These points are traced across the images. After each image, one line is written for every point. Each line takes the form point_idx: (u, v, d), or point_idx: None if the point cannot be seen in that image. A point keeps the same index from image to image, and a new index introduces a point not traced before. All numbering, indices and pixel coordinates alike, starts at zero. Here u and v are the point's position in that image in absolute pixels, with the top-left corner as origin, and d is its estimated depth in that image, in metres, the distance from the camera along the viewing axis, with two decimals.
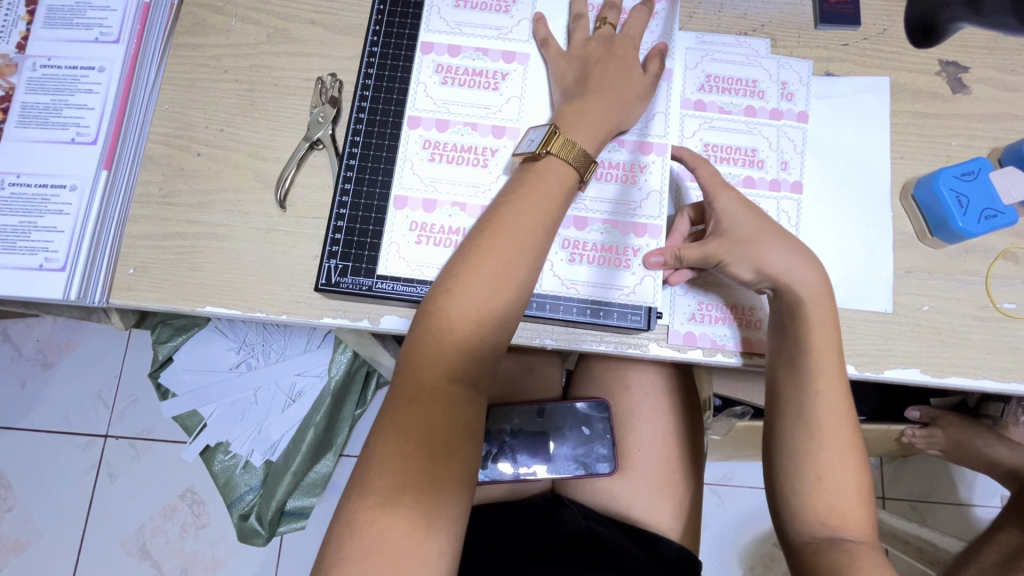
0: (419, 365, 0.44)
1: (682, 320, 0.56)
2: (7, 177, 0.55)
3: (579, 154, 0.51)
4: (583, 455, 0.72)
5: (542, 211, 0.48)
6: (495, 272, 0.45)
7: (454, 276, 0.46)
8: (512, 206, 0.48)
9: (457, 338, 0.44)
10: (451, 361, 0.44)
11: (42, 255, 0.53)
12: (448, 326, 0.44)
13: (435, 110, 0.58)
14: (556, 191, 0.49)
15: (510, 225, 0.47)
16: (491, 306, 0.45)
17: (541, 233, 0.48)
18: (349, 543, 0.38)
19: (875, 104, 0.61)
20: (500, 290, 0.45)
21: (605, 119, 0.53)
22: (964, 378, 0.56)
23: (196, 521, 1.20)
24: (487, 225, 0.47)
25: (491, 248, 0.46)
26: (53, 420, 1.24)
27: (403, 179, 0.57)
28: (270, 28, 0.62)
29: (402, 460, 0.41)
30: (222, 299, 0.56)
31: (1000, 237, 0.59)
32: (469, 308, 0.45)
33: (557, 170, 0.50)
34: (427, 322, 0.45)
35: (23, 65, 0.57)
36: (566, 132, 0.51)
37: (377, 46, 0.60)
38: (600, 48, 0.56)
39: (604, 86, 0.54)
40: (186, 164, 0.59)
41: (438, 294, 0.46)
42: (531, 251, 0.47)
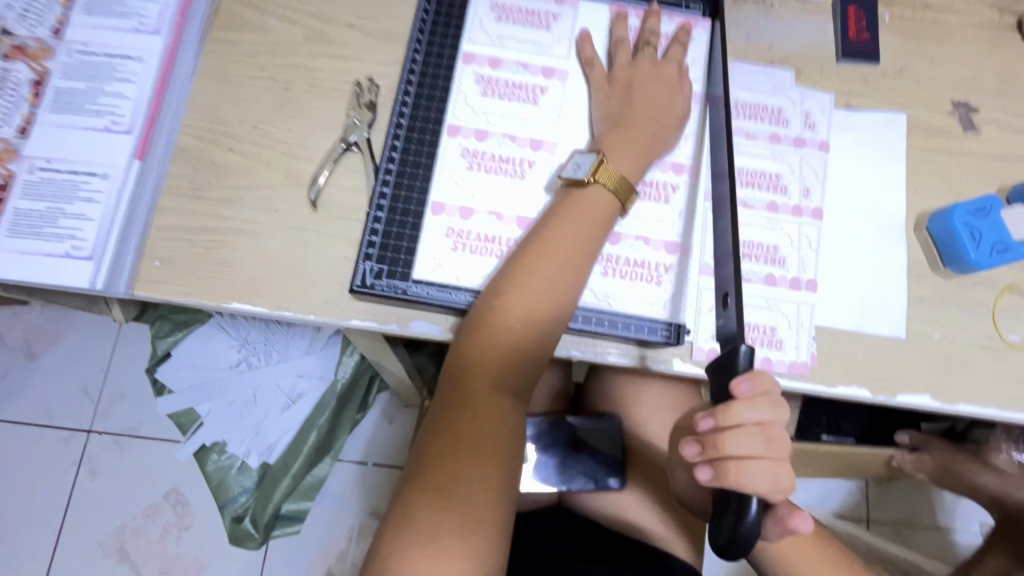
0: (466, 374, 0.47)
1: (706, 337, 0.57)
2: (36, 161, 0.54)
3: (620, 181, 0.53)
4: (595, 469, 0.73)
5: (583, 236, 0.51)
6: (538, 291, 0.48)
7: (498, 294, 0.49)
8: (552, 230, 0.51)
9: (501, 351, 0.47)
10: (495, 372, 0.47)
11: (67, 243, 0.53)
12: (493, 341, 0.48)
13: (474, 120, 0.59)
14: (599, 216, 0.52)
15: (551, 247, 0.50)
16: (534, 322, 0.48)
17: (581, 256, 0.50)
18: (403, 544, 0.40)
19: (892, 138, 0.64)
20: (543, 309, 0.48)
21: (644, 146, 0.55)
22: (972, 405, 0.58)
23: (181, 523, 1.16)
24: (530, 247, 0.50)
25: (534, 269, 0.49)
26: (35, 412, 1.20)
27: (439, 186, 0.57)
28: (309, 28, 0.62)
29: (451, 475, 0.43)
30: (250, 296, 0.56)
31: (1006, 272, 0.61)
32: (513, 322, 0.48)
33: (599, 196, 0.52)
34: (472, 336, 0.48)
35: (58, 50, 0.57)
36: (610, 159, 0.54)
37: (419, 54, 0.61)
38: (641, 72, 0.58)
39: (644, 112, 0.56)
40: (218, 158, 0.58)
41: (483, 309, 0.49)
42: (572, 272, 0.50)
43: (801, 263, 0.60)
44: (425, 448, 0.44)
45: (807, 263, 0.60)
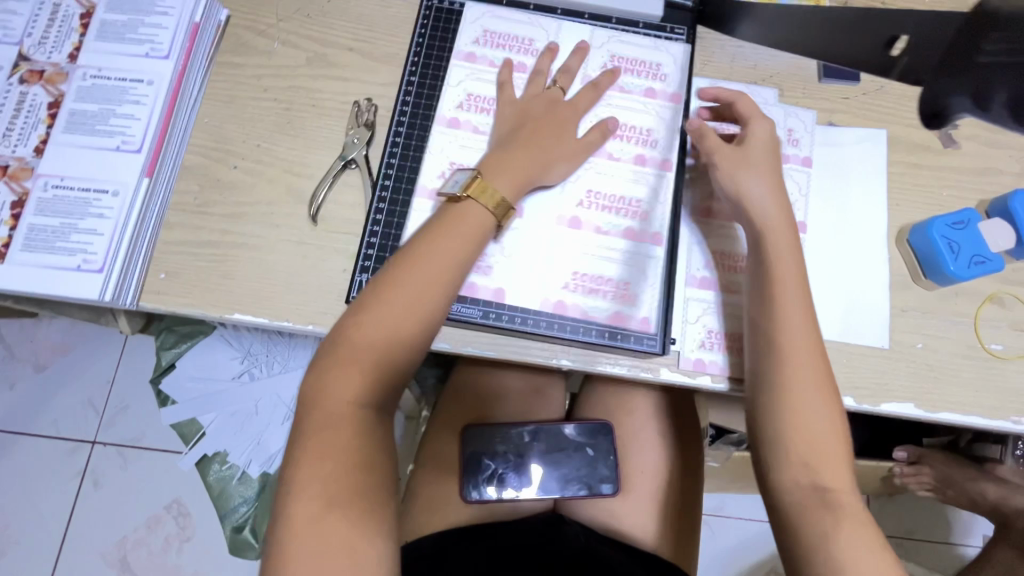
0: (352, 352, 0.47)
1: (693, 347, 0.59)
2: (50, 179, 0.57)
3: (499, 202, 0.53)
4: (587, 475, 0.75)
5: (457, 247, 0.50)
6: (411, 297, 0.48)
7: (364, 304, 0.48)
8: (425, 243, 0.50)
9: (356, 370, 0.46)
10: (370, 371, 0.47)
11: (79, 256, 0.55)
12: (360, 334, 0.47)
13: (461, 69, 0.64)
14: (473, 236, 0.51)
15: (425, 258, 0.49)
16: (398, 330, 0.47)
17: (467, 248, 0.51)
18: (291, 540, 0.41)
19: (873, 153, 0.66)
20: (410, 316, 0.48)
21: (526, 170, 0.56)
22: (956, 413, 0.59)
23: (181, 533, 1.17)
24: (423, 231, 0.51)
25: (402, 277, 0.48)
26: (41, 423, 1.22)
27: (466, 106, 0.63)
28: (311, 52, 0.65)
29: (367, 462, 0.45)
30: (251, 307, 0.58)
31: (987, 282, 0.63)
32: (370, 340, 0.47)
33: (473, 213, 0.52)
34: (332, 353, 0.47)
35: (73, 74, 0.60)
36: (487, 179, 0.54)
37: (415, 77, 0.64)
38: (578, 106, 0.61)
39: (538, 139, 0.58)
40: (223, 175, 0.61)
41: (353, 317, 0.48)
42: (468, 234, 0.51)
43: None
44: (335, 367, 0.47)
45: None
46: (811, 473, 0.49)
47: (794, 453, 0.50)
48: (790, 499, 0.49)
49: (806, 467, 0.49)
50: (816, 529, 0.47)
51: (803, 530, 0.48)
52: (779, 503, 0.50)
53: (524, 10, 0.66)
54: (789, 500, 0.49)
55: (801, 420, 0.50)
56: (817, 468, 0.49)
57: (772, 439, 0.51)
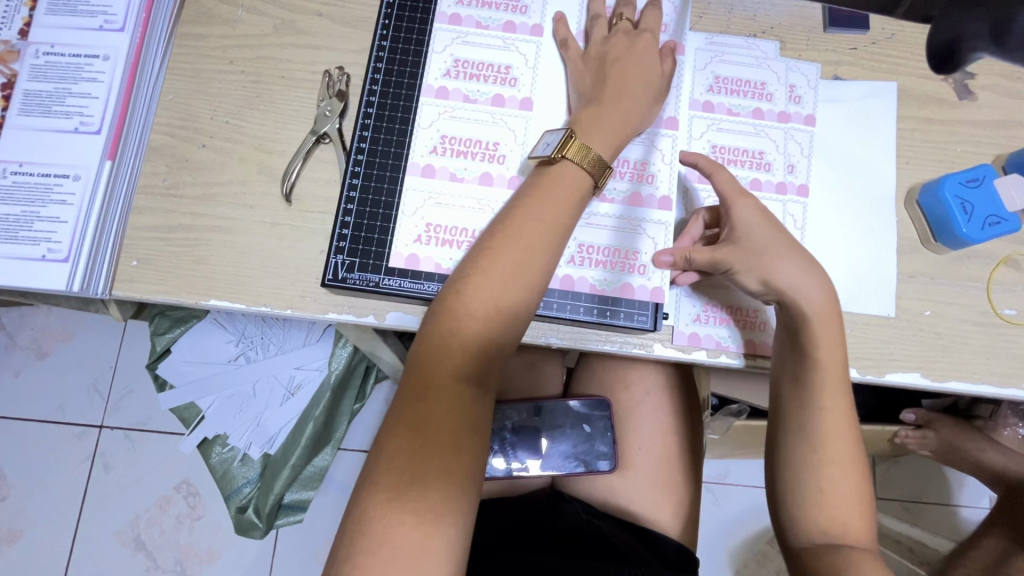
0: (452, 333, 0.45)
1: (687, 321, 0.56)
2: (9, 165, 0.55)
3: (595, 160, 0.51)
4: (584, 452, 0.72)
5: (555, 214, 0.49)
6: (510, 269, 0.47)
7: (470, 271, 0.47)
8: (526, 207, 0.49)
9: (461, 340, 0.45)
10: (467, 355, 0.45)
11: (44, 245, 0.53)
12: (466, 307, 0.46)
13: (447, 33, 0.59)
14: (570, 194, 0.50)
15: (527, 224, 0.48)
16: (504, 304, 0.46)
17: (566, 213, 0.50)
18: (377, 504, 0.40)
19: (882, 109, 0.61)
20: (513, 288, 0.47)
21: (621, 127, 0.53)
22: (964, 382, 0.56)
23: (192, 512, 1.19)
24: (521, 197, 0.50)
25: (502, 247, 0.47)
26: (47, 408, 1.23)
27: (455, 73, 0.58)
28: (278, 19, 0.61)
29: (457, 443, 0.43)
30: (226, 292, 0.56)
31: (1002, 244, 0.59)
32: (477, 310, 0.46)
33: (571, 174, 0.51)
34: (435, 321, 0.46)
35: (26, 52, 0.56)
36: (582, 138, 0.52)
37: (387, 41, 0.60)
38: (614, 44, 0.56)
39: (621, 88, 0.54)
40: (191, 155, 0.58)
41: (455, 284, 0.47)
42: (567, 199, 0.50)
43: None
44: (424, 346, 0.46)
45: None
46: (830, 498, 0.48)
47: (814, 478, 0.49)
48: (810, 522, 0.48)
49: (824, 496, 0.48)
50: (836, 556, 0.45)
51: (820, 559, 0.46)
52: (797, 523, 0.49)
53: None
54: (808, 522, 0.48)
55: (830, 440, 0.49)
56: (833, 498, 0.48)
57: (794, 456, 0.50)
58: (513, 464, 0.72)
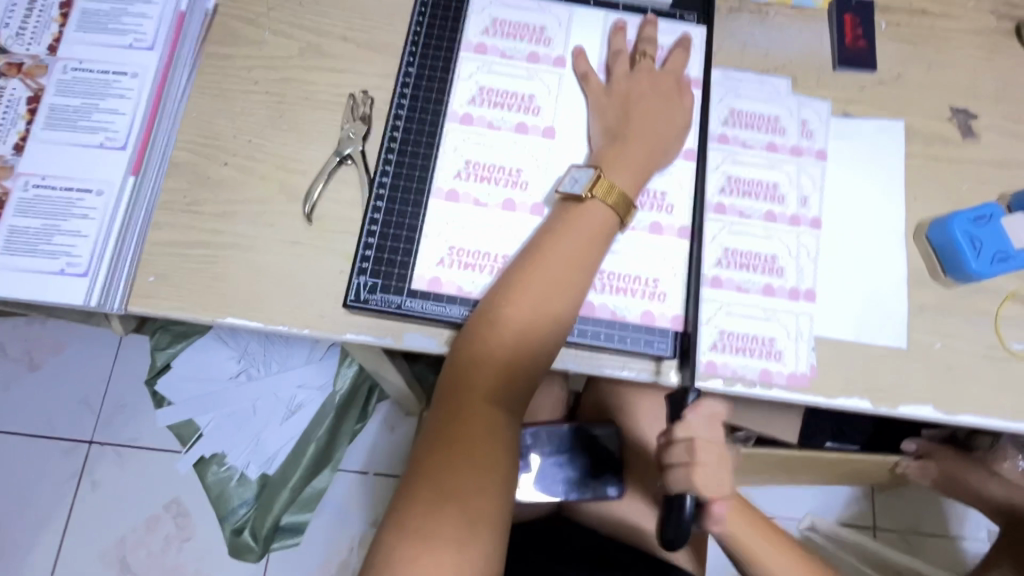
0: (483, 365, 0.47)
1: (704, 349, 0.57)
2: (31, 178, 0.55)
3: (618, 196, 0.52)
4: (593, 479, 0.70)
5: (582, 248, 0.51)
6: (539, 302, 0.49)
7: (496, 308, 0.49)
8: (554, 242, 0.51)
9: (493, 370, 0.47)
10: (497, 384, 0.47)
11: (63, 259, 0.53)
12: (496, 338, 0.48)
13: (473, 62, 0.61)
14: (599, 228, 0.52)
15: (555, 261, 0.50)
16: (533, 335, 0.48)
17: (593, 247, 0.51)
18: (415, 519, 0.41)
19: (891, 146, 0.63)
20: (541, 321, 0.48)
21: (644, 161, 0.55)
22: (976, 415, 0.57)
23: (181, 533, 1.15)
24: (546, 233, 0.52)
25: (532, 281, 0.49)
26: (36, 422, 1.20)
27: (480, 101, 0.60)
28: (303, 42, 0.62)
29: (490, 463, 0.44)
30: (244, 311, 0.55)
31: (1008, 280, 0.61)
32: (507, 339, 0.48)
33: (598, 209, 0.52)
34: (467, 351, 0.48)
35: (53, 67, 0.57)
36: (608, 173, 0.54)
37: (413, 67, 0.61)
38: (637, 82, 0.58)
39: (646, 123, 0.56)
40: (212, 172, 0.58)
41: (484, 318, 0.49)
42: (594, 232, 0.51)
43: (799, 273, 0.59)
44: (456, 375, 0.48)
45: (804, 273, 0.59)
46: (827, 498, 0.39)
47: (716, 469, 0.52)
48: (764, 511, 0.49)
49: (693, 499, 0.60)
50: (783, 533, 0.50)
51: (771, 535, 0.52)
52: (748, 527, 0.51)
53: None
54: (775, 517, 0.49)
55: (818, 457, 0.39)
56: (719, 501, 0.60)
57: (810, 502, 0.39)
58: None
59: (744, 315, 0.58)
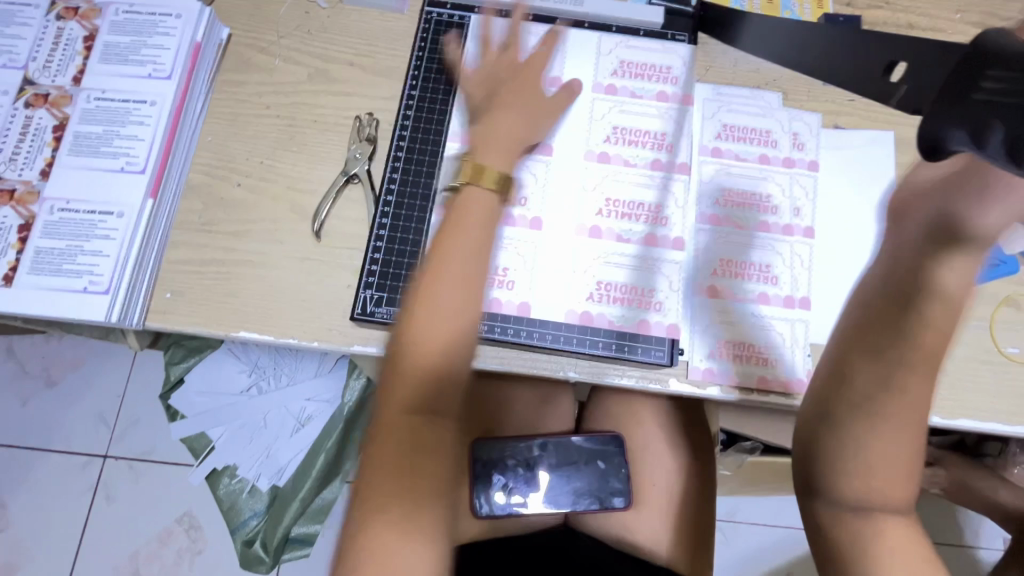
0: (398, 378, 0.44)
1: (702, 356, 0.58)
2: (56, 202, 0.58)
3: (495, 176, 0.48)
4: (599, 489, 0.73)
5: (466, 239, 0.46)
6: (442, 302, 0.44)
7: (404, 317, 0.45)
8: (448, 237, 0.46)
9: (407, 382, 0.44)
10: (414, 395, 0.44)
11: (86, 278, 0.55)
12: (405, 349, 0.44)
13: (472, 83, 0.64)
14: (472, 215, 0.47)
15: (446, 257, 0.45)
16: (443, 339, 0.44)
17: (470, 235, 0.46)
18: (362, 531, 0.42)
19: (882, 155, 0.65)
20: (447, 322, 0.44)
21: (515, 137, 0.51)
22: (973, 419, 0.58)
23: (193, 546, 1.17)
24: (443, 228, 0.47)
25: (435, 281, 0.45)
26: (53, 437, 1.23)
27: None
28: (312, 68, 0.65)
29: (422, 472, 0.43)
30: (256, 325, 0.58)
31: (1002, 285, 0.62)
32: (416, 348, 0.44)
33: (473, 195, 0.47)
34: (386, 366, 0.45)
35: (78, 97, 0.60)
36: (478, 156, 0.49)
37: (416, 90, 0.64)
38: (509, 63, 0.56)
39: (524, 102, 0.54)
40: (225, 193, 0.61)
41: (392, 346, 0.45)
42: (471, 222, 0.46)
43: (793, 281, 0.61)
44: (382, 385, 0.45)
45: (799, 282, 0.60)
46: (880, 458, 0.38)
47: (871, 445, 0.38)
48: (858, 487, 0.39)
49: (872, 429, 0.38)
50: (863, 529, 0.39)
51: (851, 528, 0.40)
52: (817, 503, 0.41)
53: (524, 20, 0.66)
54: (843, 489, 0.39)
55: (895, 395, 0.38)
56: (872, 502, 0.39)
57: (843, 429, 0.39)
58: (514, 499, 0.72)
59: (740, 322, 0.59)
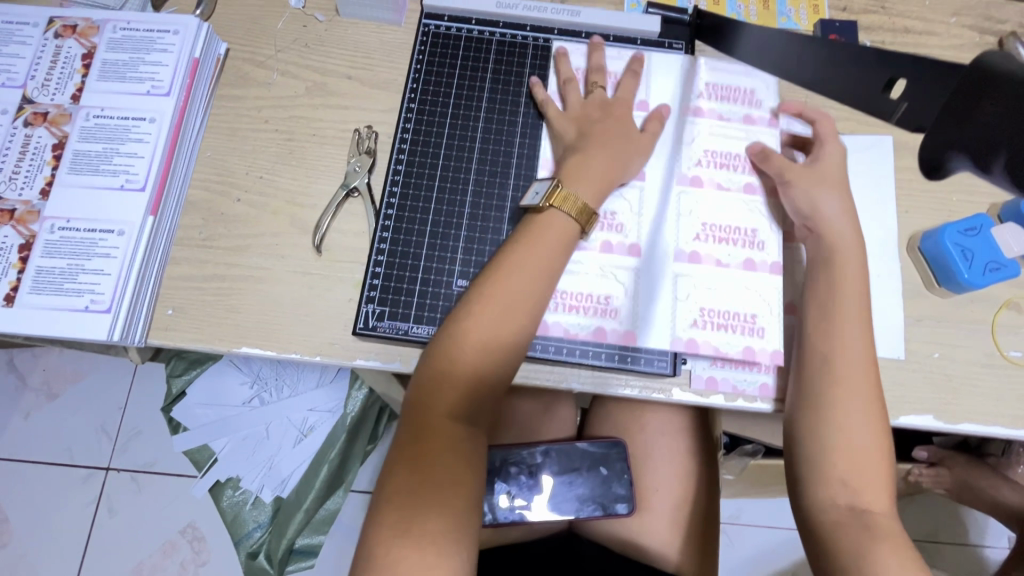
0: (443, 381, 0.48)
1: (705, 365, 0.58)
2: (56, 221, 0.57)
3: (579, 207, 0.54)
4: (602, 495, 0.72)
5: (537, 259, 0.51)
6: (497, 316, 0.49)
7: (457, 321, 0.50)
8: (512, 253, 0.52)
9: (451, 383, 0.48)
10: (455, 399, 0.48)
11: (87, 296, 0.55)
12: (458, 353, 0.48)
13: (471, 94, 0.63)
14: (555, 240, 0.53)
15: (513, 274, 0.50)
16: (496, 347, 0.49)
17: (549, 257, 0.52)
18: (385, 534, 0.43)
19: (881, 160, 0.65)
20: (503, 334, 0.49)
21: (606, 175, 0.56)
22: (977, 424, 0.58)
23: (197, 558, 1.17)
24: (509, 246, 0.53)
25: (496, 293, 0.50)
26: (56, 450, 1.22)
27: None
28: (310, 81, 0.65)
29: (453, 478, 0.46)
30: (259, 340, 0.58)
31: (1003, 288, 0.62)
32: (467, 352, 0.48)
33: (555, 220, 0.53)
34: (428, 364, 0.49)
35: (77, 115, 0.60)
36: (567, 185, 0.55)
37: (414, 102, 0.64)
38: (598, 108, 0.60)
39: (606, 138, 0.58)
40: (226, 209, 0.61)
41: (436, 355, 0.49)
42: (549, 246, 0.52)
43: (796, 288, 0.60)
44: (421, 390, 0.49)
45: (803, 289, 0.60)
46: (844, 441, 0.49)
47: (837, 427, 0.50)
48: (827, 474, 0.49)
49: (824, 427, 0.50)
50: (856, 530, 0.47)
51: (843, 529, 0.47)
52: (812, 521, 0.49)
53: (521, 31, 0.66)
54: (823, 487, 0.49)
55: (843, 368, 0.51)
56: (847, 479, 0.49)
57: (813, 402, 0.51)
58: (518, 503, 0.69)
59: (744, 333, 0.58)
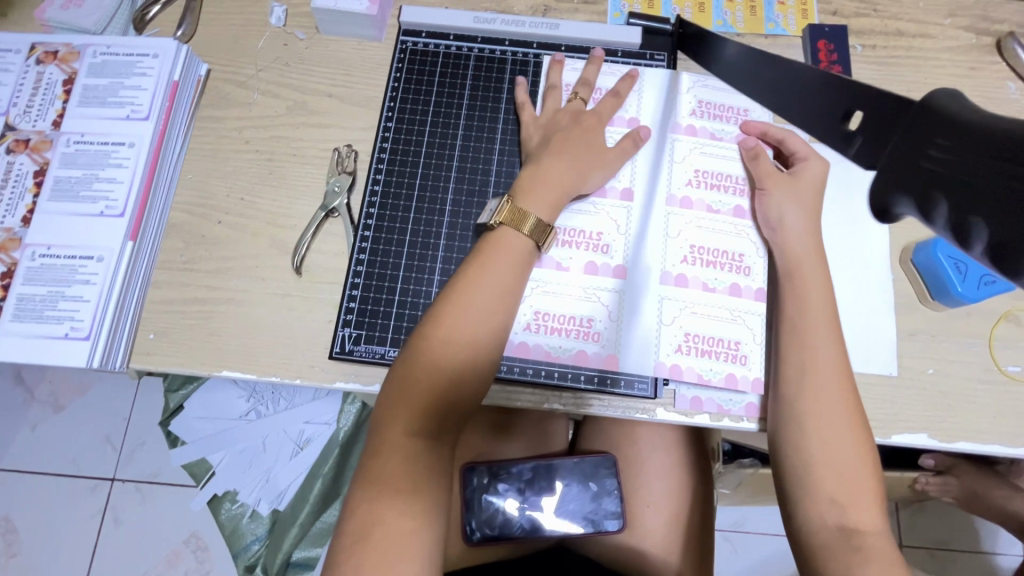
0: (404, 400, 0.47)
1: (688, 386, 0.57)
2: (38, 248, 0.58)
3: (530, 223, 0.52)
4: (592, 512, 0.70)
5: (494, 276, 0.50)
6: (460, 333, 0.48)
7: (418, 341, 0.49)
8: (469, 271, 0.51)
9: (410, 403, 0.47)
10: (415, 418, 0.46)
11: (67, 323, 0.56)
12: (419, 372, 0.47)
13: None
14: (511, 257, 0.51)
15: (472, 292, 0.49)
16: (457, 366, 0.48)
17: (505, 273, 0.51)
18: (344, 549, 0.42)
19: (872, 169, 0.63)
20: (463, 352, 0.48)
21: (563, 186, 0.55)
22: (974, 442, 0.56)
23: (200, 568, 1.18)
24: (467, 263, 0.52)
25: (456, 312, 0.49)
26: (61, 463, 1.24)
27: None
28: (290, 100, 0.65)
29: (411, 489, 0.44)
30: (239, 363, 0.57)
31: (1001, 300, 0.60)
32: (427, 373, 0.47)
33: (509, 238, 0.52)
34: (389, 386, 0.48)
35: (58, 141, 0.61)
36: (519, 200, 0.53)
37: (393, 122, 0.64)
38: (567, 118, 0.59)
39: (572, 150, 0.57)
40: (207, 231, 0.61)
41: (396, 377, 0.48)
42: (506, 263, 0.51)
43: None
44: (383, 407, 0.48)
45: None
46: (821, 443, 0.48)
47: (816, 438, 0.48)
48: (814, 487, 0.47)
49: (801, 444, 0.49)
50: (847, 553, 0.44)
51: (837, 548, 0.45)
52: (803, 537, 0.47)
53: (500, 46, 0.66)
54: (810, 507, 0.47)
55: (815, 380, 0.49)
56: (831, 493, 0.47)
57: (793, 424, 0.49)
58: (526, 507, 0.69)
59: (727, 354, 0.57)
